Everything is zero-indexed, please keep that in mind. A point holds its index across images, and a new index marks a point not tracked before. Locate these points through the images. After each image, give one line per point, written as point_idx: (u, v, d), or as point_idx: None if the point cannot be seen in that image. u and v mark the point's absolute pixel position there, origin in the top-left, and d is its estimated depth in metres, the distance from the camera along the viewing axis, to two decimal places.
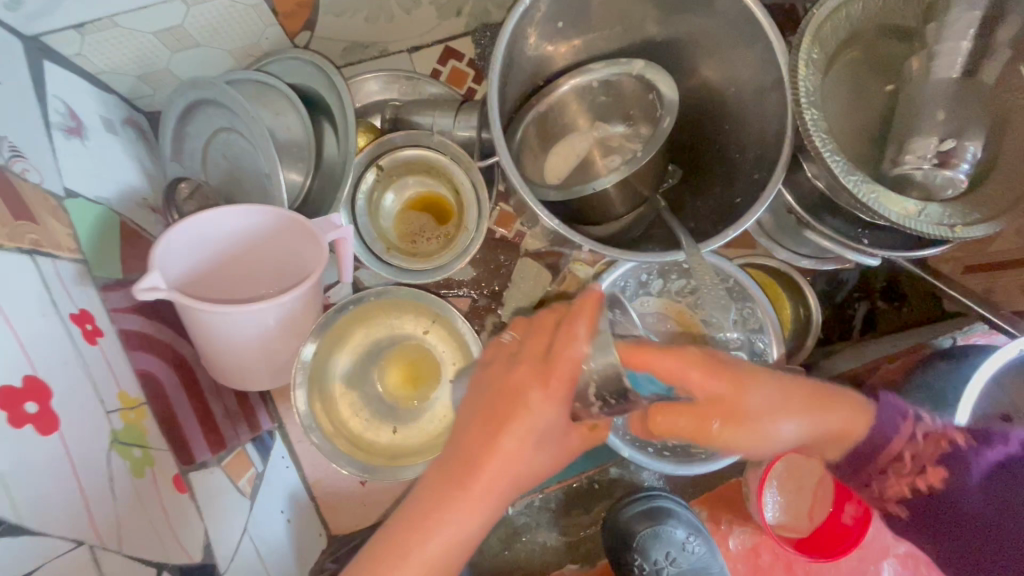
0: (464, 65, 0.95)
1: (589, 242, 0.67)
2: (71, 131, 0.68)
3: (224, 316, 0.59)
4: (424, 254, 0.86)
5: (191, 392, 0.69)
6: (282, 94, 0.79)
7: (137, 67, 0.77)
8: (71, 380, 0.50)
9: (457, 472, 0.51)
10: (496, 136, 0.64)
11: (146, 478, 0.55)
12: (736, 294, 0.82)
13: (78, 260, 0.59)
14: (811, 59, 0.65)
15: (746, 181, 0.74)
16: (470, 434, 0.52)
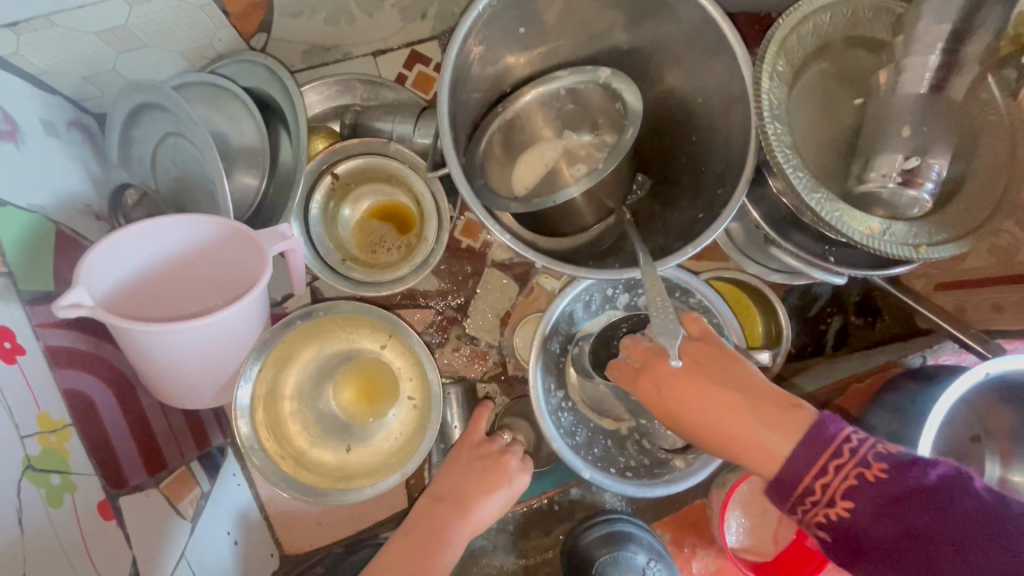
0: (430, 70, 0.93)
1: (544, 259, 0.65)
2: (3, 135, 0.65)
3: (157, 336, 0.55)
4: (384, 264, 0.83)
5: (129, 410, 0.66)
6: (234, 98, 0.76)
7: (81, 67, 0.74)
8: None
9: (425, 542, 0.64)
10: (447, 147, 0.61)
11: (65, 507, 0.52)
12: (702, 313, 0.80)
13: (1, 273, 0.56)
14: (775, 71, 0.63)
15: (710, 196, 0.72)
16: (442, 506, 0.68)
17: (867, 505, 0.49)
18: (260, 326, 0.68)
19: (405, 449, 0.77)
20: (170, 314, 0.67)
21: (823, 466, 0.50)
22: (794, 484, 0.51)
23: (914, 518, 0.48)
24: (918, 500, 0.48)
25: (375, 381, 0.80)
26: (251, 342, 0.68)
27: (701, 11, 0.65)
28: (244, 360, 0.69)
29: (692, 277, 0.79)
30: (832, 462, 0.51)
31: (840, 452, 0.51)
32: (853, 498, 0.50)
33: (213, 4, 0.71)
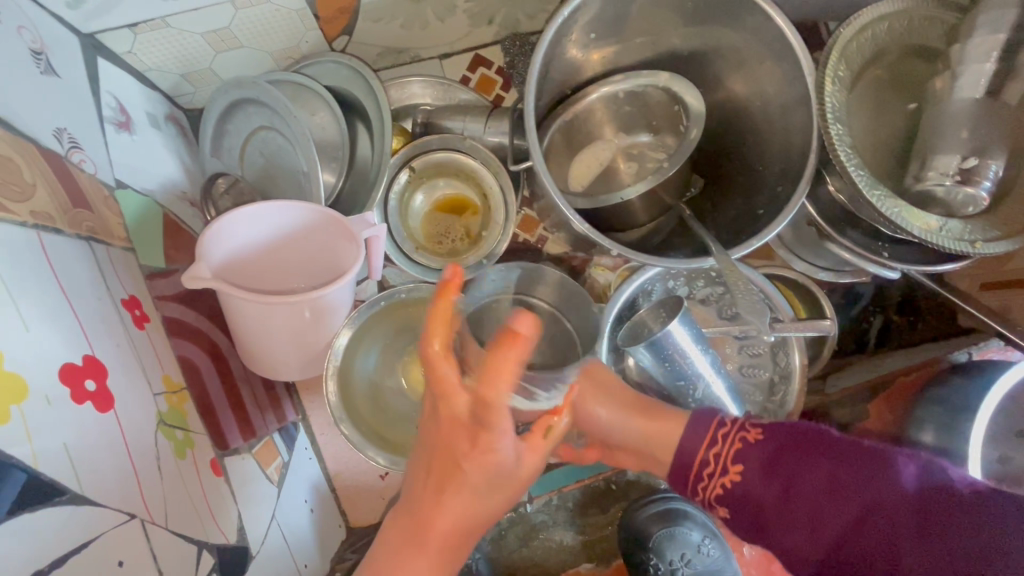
0: (492, 73, 0.98)
1: (617, 247, 0.69)
2: (121, 126, 0.71)
3: (269, 308, 0.61)
4: (451, 254, 0.89)
5: (224, 379, 0.72)
6: (319, 95, 0.82)
7: (182, 65, 0.80)
8: (124, 362, 0.53)
9: (411, 528, 0.47)
10: (531, 142, 0.66)
11: (188, 459, 0.57)
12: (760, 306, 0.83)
13: (128, 249, 0.62)
14: (836, 76, 0.67)
15: (769, 193, 0.76)
16: (423, 493, 0.47)
17: (754, 473, 0.65)
18: (348, 307, 0.73)
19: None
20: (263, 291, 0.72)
21: (709, 449, 0.67)
22: (690, 462, 0.68)
23: (816, 482, 0.63)
24: (787, 457, 0.64)
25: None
26: (340, 321, 0.73)
27: (767, 20, 0.69)
28: (332, 337, 0.74)
29: (749, 270, 0.80)
30: (720, 434, 0.67)
31: (718, 435, 0.67)
32: (743, 461, 0.65)
33: (307, 9, 0.76)
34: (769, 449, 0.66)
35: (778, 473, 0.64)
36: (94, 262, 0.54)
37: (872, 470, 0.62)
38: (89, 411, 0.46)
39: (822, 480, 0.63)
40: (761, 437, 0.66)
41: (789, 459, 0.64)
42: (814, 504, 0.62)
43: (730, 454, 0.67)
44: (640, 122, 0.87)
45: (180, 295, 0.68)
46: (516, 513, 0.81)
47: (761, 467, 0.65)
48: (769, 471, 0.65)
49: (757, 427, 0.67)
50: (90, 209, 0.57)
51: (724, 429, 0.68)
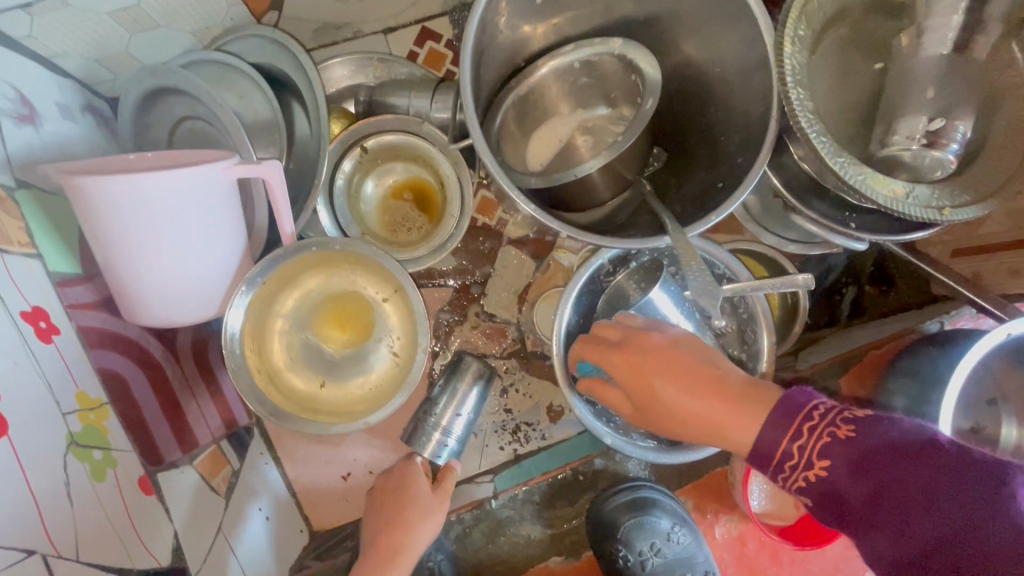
0: (441, 46, 0.92)
1: (567, 230, 0.65)
2: (23, 119, 0.64)
3: (109, 199, 0.54)
4: (403, 243, 0.84)
5: (161, 390, 0.67)
6: (246, 75, 0.76)
7: (94, 49, 0.73)
8: (22, 382, 0.48)
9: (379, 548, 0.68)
10: (470, 118, 0.61)
11: (108, 481, 0.53)
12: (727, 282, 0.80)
13: (31, 255, 0.56)
14: (796, 35, 0.63)
15: (729, 164, 0.72)
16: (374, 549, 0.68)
17: (847, 455, 0.48)
18: (238, 235, 0.66)
19: (379, 400, 0.74)
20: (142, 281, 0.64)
21: (791, 441, 0.50)
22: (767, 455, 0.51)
23: (928, 480, 0.45)
24: (888, 454, 0.47)
25: (366, 319, 0.77)
26: (229, 254, 0.65)
27: None
28: (227, 274, 0.66)
29: (713, 246, 0.78)
30: (806, 424, 0.50)
31: (804, 426, 0.50)
32: (833, 440, 0.48)
33: None
34: (862, 446, 0.48)
35: (872, 470, 0.47)
36: None
37: (975, 474, 0.44)
38: None
39: (934, 477, 0.45)
40: (854, 432, 0.48)
41: (881, 460, 0.47)
42: (914, 508, 0.45)
43: (817, 449, 0.49)
44: (596, 93, 0.82)
45: (102, 302, 0.64)
46: (481, 509, 0.83)
47: (850, 460, 0.48)
48: (863, 467, 0.47)
49: (851, 420, 0.49)
50: None
51: (811, 421, 0.50)
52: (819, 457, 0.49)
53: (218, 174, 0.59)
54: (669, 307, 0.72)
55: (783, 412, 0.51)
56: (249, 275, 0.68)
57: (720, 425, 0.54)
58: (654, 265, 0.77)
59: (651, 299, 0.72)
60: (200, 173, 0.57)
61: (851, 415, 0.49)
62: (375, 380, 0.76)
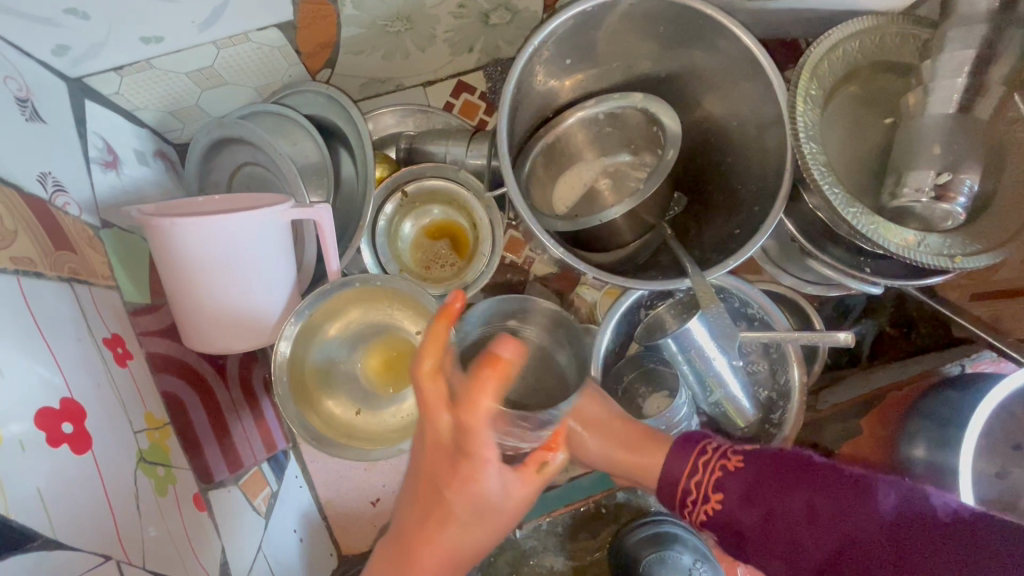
0: (475, 98, 1.00)
1: (593, 270, 0.70)
2: (107, 165, 0.73)
3: (186, 236, 0.62)
4: (436, 279, 0.89)
5: (212, 412, 0.72)
6: (300, 125, 0.83)
7: (169, 104, 0.82)
8: (103, 401, 0.53)
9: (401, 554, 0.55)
10: (505, 167, 0.67)
11: (169, 495, 0.57)
12: (760, 317, 0.84)
13: (111, 287, 0.63)
14: (808, 95, 0.68)
15: (747, 212, 0.76)
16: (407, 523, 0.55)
17: (732, 497, 0.62)
18: (289, 271, 0.72)
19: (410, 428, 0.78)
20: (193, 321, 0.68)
21: (688, 478, 0.65)
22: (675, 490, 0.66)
23: (798, 513, 0.58)
24: (807, 486, 0.59)
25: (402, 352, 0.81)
26: (281, 288, 0.71)
27: (736, 42, 0.70)
28: (278, 304, 0.71)
29: (747, 285, 0.81)
30: (699, 459, 0.65)
31: (699, 462, 0.65)
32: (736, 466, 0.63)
33: (289, 45, 0.78)
34: (750, 472, 0.62)
35: (774, 517, 0.59)
36: (75, 303, 0.56)
37: (844, 495, 0.57)
38: (65, 455, 0.46)
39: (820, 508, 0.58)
40: (741, 465, 0.63)
41: (773, 483, 0.61)
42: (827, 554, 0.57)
43: (710, 481, 0.64)
44: (620, 142, 0.88)
45: (167, 331, 0.70)
46: (505, 538, 0.85)
47: (745, 492, 0.61)
48: (748, 497, 0.61)
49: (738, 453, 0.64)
50: (73, 250, 0.59)
51: (705, 456, 0.65)
52: (714, 488, 0.63)
53: (276, 217, 0.66)
54: (708, 345, 0.75)
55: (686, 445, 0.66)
56: (296, 308, 0.73)
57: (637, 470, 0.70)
58: (689, 299, 0.80)
59: (688, 330, 0.74)
60: (264, 215, 0.64)
61: (738, 449, 0.65)
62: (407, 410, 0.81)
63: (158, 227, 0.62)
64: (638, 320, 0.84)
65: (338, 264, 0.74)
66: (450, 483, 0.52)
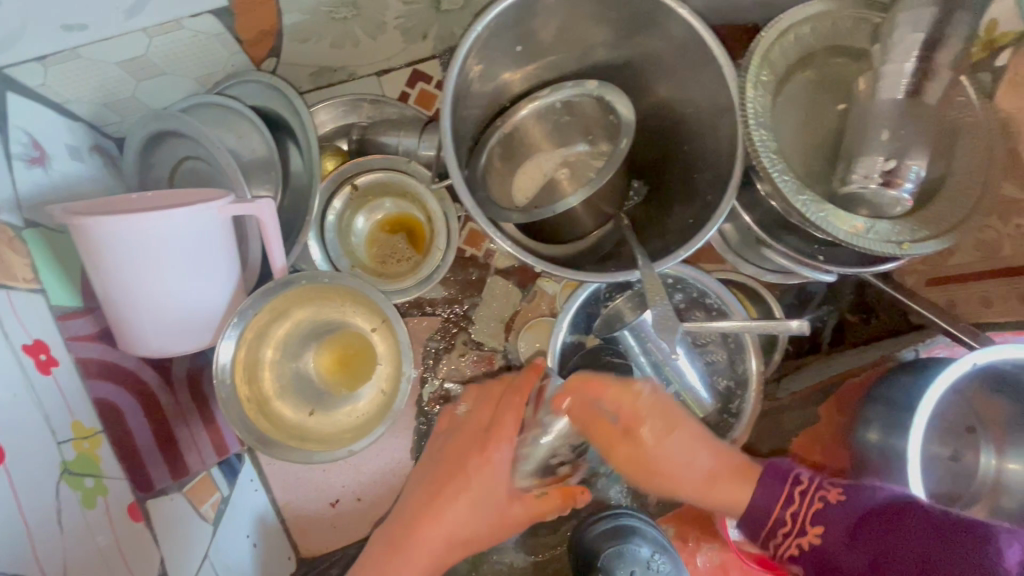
0: (432, 87, 0.97)
1: (543, 265, 0.68)
2: (33, 161, 0.69)
3: (112, 233, 0.58)
4: (392, 275, 0.87)
5: (154, 418, 0.70)
6: (244, 117, 0.80)
7: (102, 96, 0.78)
8: (19, 412, 0.50)
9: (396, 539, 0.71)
10: (450, 156, 0.65)
11: (98, 508, 0.55)
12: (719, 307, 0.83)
13: (35, 290, 0.60)
14: (759, 81, 0.67)
15: (701, 200, 0.75)
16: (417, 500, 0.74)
17: (837, 545, 0.62)
18: (231, 269, 0.69)
19: (365, 428, 0.76)
20: (126, 323, 0.65)
21: (785, 509, 0.66)
22: (764, 519, 0.68)
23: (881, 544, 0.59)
24: (876, 521, 0.60)
25: (355, 351, 0.80)
26: (222, 287, 0.68)
27: (688, 28, 0.68)
28: (219, 304, 0.69)
29: (705, 275, 0.81)
30: (796, 493, 0.67)
31: (794, 492, 0.67)
32: (823, 526, 0.63)
33: (228, 33, 0.74)
34: (857, 507, 0.63)
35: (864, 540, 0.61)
36: None
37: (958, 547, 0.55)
38: None
39: (913, 559, 0.57)
40: (841, 497, 0.64)
41: (875, 526, 0.60)
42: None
43: (808, 515, 0.65)
44: (578, 131, 0.86)
45: (101, 334, 0.67)
46: None
47: (846, 531, 0.62)
48: (855, 535, 0.61)
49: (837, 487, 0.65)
50: None
51: (801, 486, 0.67)
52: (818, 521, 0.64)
53: (214, 213, 0.63)
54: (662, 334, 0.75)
55: (772, 479, 0.69)
56: (239, 307, 0.71)
57: (719, 498, 0.71)
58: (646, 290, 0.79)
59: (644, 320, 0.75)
60: (198, 211, 0.61)
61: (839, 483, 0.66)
62: (362, 411, 0.78)
63: (82, 225, 0.58)
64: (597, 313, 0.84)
65: (282, 263, 0.72)
66: (473, 461, 0.72)
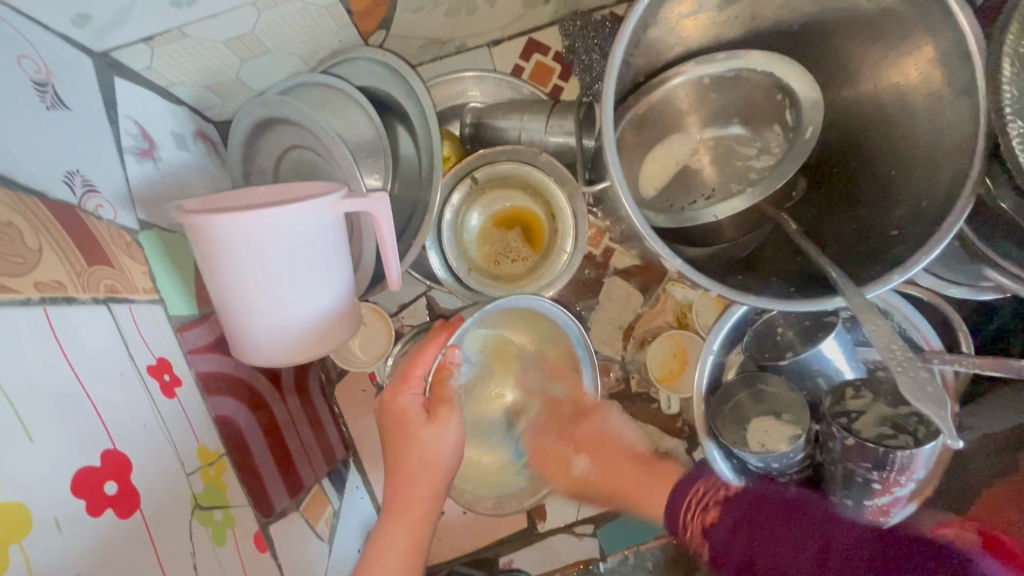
0: (549, 59, 0.85)
1: (717, 287, 0.56)
2: (143, 154, 0.63)
3: (235, 241, 0.53)
4: (508, 277, 0.78)
5: (270, 432, 0.66)
6: (350, 98, 0.71)
7: (206, 78, 0.71)
8: (149, 444, 0.46)
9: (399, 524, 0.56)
10: (608, 152, 0.55)
11: (228, 543, 0.51)
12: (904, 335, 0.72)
13: (154, 301, 0.56)
14: (1018, 53, 0.51)
15: (908, 206, 0.61)
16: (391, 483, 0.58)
17: None
18: (346, 274, 0.63)
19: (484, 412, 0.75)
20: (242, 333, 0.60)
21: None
22: None
23: None
24: None
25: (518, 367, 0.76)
26: (336, 292, 0.62)
27: None
28: (336, 313, 0.63)
29: (897, 299, 0.70)
30: None
31: None
32: None
33: (339, 4, 0.66)
34: None
35: None
36: (115, 328, 0.48)
37: None
38: (110, 522, 0.40)
39: None
40: None
41: None
42: None
43: None
44: (728, 111, 0.73)
45: (217, 343, 0.63)
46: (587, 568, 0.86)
47: None
48: None
49: None
50: (109, 264, 0.50)
51: None
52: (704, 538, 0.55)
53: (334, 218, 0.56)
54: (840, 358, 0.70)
55: (679, 492, 0.60)
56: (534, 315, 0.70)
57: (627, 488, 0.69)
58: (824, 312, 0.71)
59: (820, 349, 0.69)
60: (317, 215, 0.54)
61: None
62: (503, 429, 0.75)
63: (203, 231, 0.52)
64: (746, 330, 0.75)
65: (400, 277, 0.65)
66: (418, 426, 0.59)
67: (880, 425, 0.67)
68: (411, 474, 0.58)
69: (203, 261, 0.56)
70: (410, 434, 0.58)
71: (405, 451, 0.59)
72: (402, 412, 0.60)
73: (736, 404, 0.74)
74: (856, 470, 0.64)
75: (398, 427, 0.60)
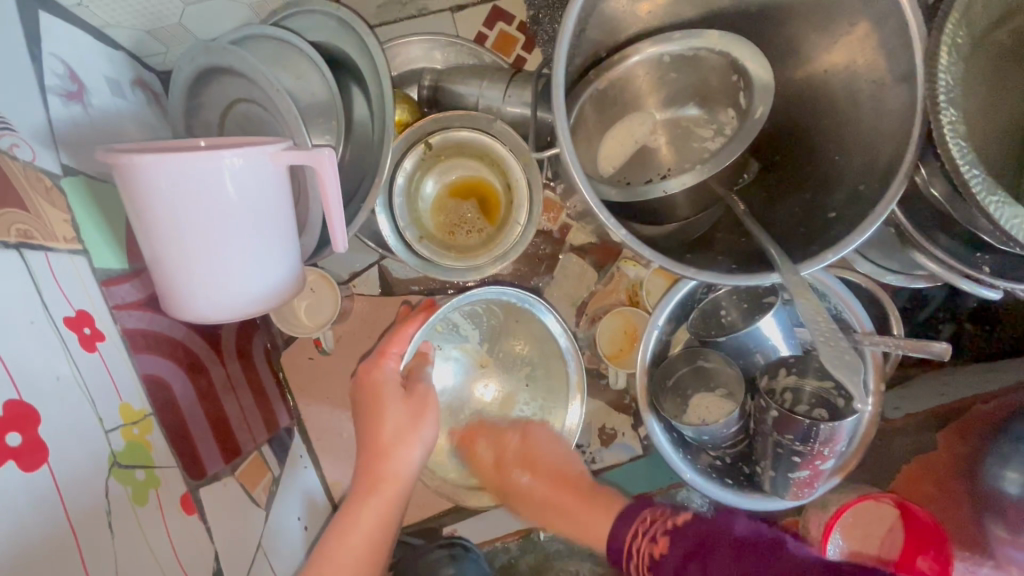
0: (513, 28, 0.83)
1: (661, 258, 0.57)
2: (71, 96, 0.59)
3: (164, 187, 0.50)
4: (463, 248, 0.78)
5: (205, 395, 0.64)
6: (300, 52, 0.68)
7: (145, 20, 0.68)
8: (63, 398, 0.44)
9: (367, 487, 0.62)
10: (560, 120, 0.55)
11: (150, 504, 0.49)
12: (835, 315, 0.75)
13: (77, 251, 0.52)
14: (954, 44, 0.52)
15: (847, 190, 0.63)
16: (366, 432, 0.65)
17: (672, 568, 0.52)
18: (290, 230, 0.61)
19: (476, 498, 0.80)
20: (175, 288, 0.58)
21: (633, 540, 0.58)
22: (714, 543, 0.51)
23: None
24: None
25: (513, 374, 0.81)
26: (277, 251, 0.60)
27: None
28: (278, 270, 0.61)
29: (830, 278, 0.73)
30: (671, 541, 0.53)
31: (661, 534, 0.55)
32: None
33: None
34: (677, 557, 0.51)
35: None
36: (28, 274, 0.45)
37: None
38: (11, 474, 0.38)
39: None
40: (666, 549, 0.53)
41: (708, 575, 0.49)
42: None
43: None
44: (685, 90, 0.73)
45: (148, 301, 0.60)
46: (528, 539, 0.88)
47: None
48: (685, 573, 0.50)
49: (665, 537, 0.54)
50: (24, 206, 0.47)
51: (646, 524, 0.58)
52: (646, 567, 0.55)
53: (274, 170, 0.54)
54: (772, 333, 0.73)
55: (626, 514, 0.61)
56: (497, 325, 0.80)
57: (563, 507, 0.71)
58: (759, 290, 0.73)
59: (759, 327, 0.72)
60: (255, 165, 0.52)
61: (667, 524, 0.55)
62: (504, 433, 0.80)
63: (130, 174, 0.50)
64: (692, 307, 0.77)
65: (346, 242, 0.62)
66: (399, 402, 0.66)
67: (807, 402, 0.70)
68: (387, 450, 0.64)
69: (131, 208, 0.53)
70: (383, 404, 0.66)
71: (377, 418, 0.65)
72: (378, 385, 0.67)
73: (679, 380, 0.76)
74: (781, 442, 0.67)
75: (372, 391, 0.67)
